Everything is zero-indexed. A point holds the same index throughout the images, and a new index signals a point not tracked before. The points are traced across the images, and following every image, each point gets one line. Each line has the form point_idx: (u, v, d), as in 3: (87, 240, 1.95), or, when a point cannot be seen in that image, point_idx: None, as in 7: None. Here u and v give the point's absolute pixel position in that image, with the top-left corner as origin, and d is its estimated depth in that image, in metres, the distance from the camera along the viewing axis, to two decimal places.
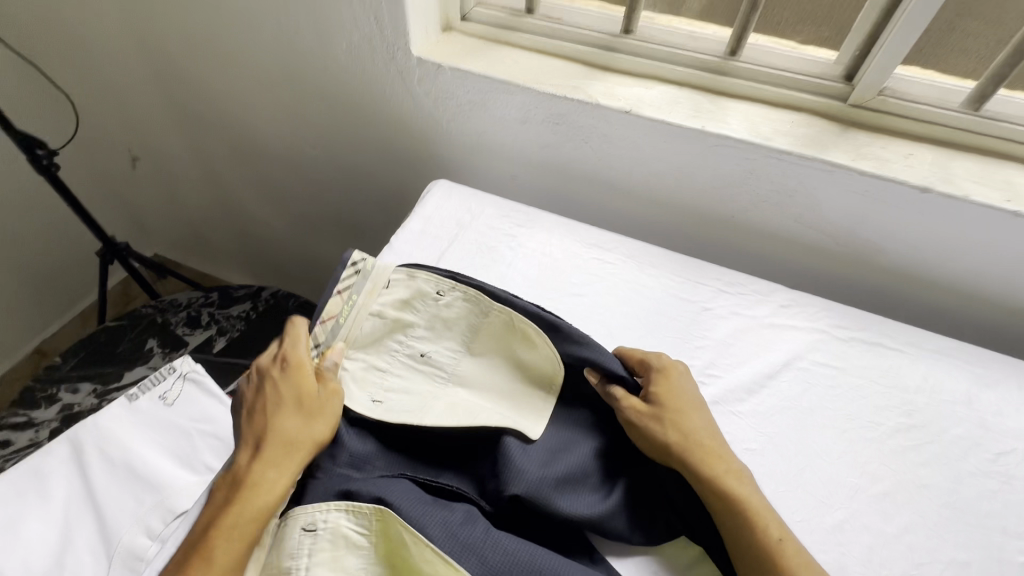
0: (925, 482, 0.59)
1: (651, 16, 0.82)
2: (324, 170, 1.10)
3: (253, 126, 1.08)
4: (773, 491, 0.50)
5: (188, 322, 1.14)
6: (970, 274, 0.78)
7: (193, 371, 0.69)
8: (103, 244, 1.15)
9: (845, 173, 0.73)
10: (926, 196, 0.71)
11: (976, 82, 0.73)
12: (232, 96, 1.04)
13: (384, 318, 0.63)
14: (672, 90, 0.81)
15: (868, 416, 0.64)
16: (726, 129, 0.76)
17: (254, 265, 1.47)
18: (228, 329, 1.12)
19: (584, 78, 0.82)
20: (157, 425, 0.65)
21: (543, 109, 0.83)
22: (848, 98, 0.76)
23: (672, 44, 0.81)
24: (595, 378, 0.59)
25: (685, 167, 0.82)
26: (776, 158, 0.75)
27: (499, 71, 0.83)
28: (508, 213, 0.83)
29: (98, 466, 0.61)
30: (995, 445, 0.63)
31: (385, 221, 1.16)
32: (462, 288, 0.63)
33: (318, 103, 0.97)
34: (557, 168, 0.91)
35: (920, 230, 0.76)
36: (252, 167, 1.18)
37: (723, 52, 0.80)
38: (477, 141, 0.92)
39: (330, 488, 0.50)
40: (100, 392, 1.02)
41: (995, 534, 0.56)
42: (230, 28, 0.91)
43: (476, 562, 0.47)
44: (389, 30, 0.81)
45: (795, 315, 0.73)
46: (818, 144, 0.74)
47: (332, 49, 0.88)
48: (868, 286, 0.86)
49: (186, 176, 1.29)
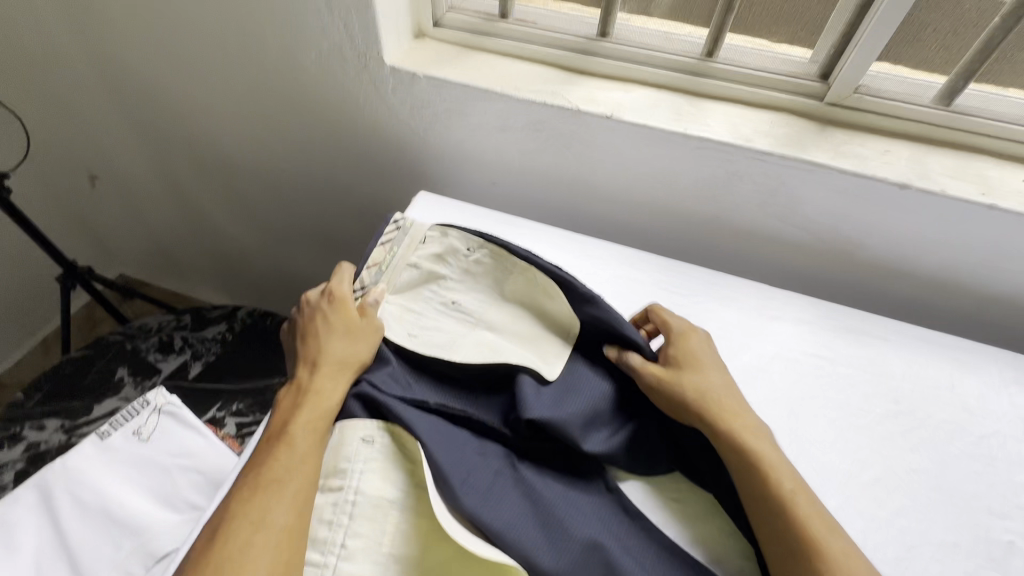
0: (916, 467, 0.53)
1: (626, 19, 0.71)
2: (249, 174, 0.96)
3: (209, 135, 0.92)
4: (704, 385, 0.51)
5: (160, 348, 0.98)
6: (954, 266, 0.68)
7: (167, 404, 0.67)
8: (63, 269, 1.03)
9: (825, 173, 0.63)
10: (902, 192, 0.62)
11: (945, 78, 0.64)
12: (180, 104, 0.89)
13: (419, 268, 0.58)
14: (651, 94, 0.70)
15: (857, 404, 0.58)
16: (707, 132, 0.65)
17: (218, 280, 1.27)
18: (204, 354, 0.97)
19: (563, 84, 0.70)
20: (136, 463, 0.64)
21: (523, 115, 0.70)
22: (825, 97, 0.66)
23: (532, 25, 0.72)
24: (614, 352, 0.54)
25: (670, 170, 0.70)
26: (762, 160, 0.65)
27: (445, 69, 0.71)
28: (487, 220, 0.72)
29: (70, 512, 0.60)
30: (979, 428, 0.57)
31: (313, 223, 1.02)
32: (488, 248, 0.58)
33: (223, 102, 0.85)
34: (541, 176, 0.78)
35: (911, 222, 0.65)
36: (184, 181, 1.04)
37: (700, 54, 0.69)
38: (442, 151, 0.80)
39: (324, 400, 0.48)
40: (68, 427, 0.87)
41: (983, 515, 0.51)
42: (155, 29, 0.78)
43: (490, 502, 0.44)
44: (309, 15, 0.68)
45: (779, 306, 0.66)
46: (798, 143, 0.65)
47: (224, 43, 0.75)
48: (856, 282, 0.74)
49: (144, 203, 1.12)
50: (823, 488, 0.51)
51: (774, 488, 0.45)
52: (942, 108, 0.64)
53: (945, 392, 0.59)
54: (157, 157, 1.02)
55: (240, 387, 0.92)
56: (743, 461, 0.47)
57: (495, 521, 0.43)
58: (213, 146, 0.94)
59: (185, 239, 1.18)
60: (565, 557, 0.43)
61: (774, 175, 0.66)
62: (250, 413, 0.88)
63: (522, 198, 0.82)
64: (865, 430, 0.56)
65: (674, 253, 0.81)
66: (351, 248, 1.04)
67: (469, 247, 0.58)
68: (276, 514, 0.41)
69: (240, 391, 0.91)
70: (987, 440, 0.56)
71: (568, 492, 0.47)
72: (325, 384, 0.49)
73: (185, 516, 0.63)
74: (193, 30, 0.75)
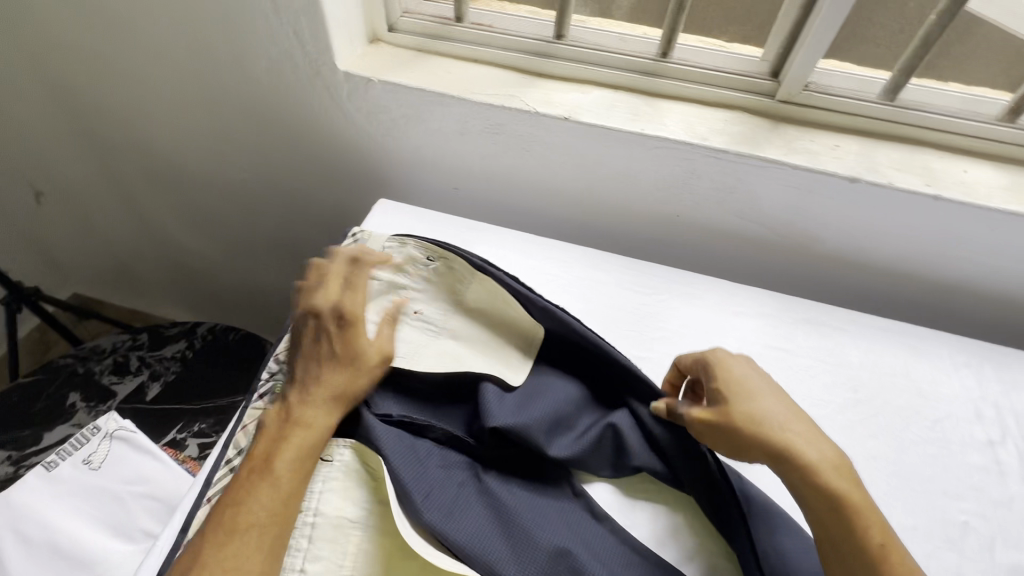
0: (873, 454, 0.55)
1: (581, 19, 0.71)
2: (204, 185, 0.93)
3: (160, 146, 0.88)
4: (771, 422, 0.44)
5: (115, 370, 0.94)
6: (906, 255, 0.70)
7: (120, 429, 0.65)
8: (7, 291, 0.98)
9: (779, 169, 0.64)
10: (853, 186, 0.63)
11: (890, 72, 0.65)
12: (126, 114, 0.85)
13: (377, 281, 0.57)
14: (607, 94, 0.70)
15: (817, 394, 0.59)
16: (664, 131, 0.65)
17: (178, 296, 1.23)
18: (162, 374, 0.93)
19: (520, 86, 0.70)
20: (86, 493, 0.61)
21: (480, 119, 0.69)
22: (776, 95, 0.66)
23: (489, 29, 0.71)
24: (665, 404, 0.48)
25: (631, 169, 0.70)
26: (719, 157, 0.65)
27: (399, 74, 0.70)
28: (449, 225, 0.71)
29: (18, 549, 0.57)
30: (933, 413, 0.58)
31: (274, 234, 0.99)
32: (447, 256, 0.57)
33: (171, 111, 0.82)
34: (502, 179, 0.77)
35: (863, 214, 0.66)
36: (136, 193, 1.00)
37: (654, 55, 0.69)
38: (401, 157, 0.78)
39: (312, 432, 0.45)
40: (14, 459, 0.81)
41: (937, 497, 0.52)
42: (93, 38, 0.74)
43: (451, 519, 0.43)
44: (256, 21, 0.66)
45: (740, 302, 0.66)
46: (753, 140, 0.65)
47: (169, 51, 0.72)
48: (814, 273, 0.76)
49: (93, 218, 1.07)
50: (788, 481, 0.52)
51: (855, 539, 0.40)
52: (887, 104, 0.65)
53: (902, 379, 0.61)
54: (105, 170, 0.97)
55: (201, 406, 0.89)
56: (823, 510, 0.41)
57: (458, 535, 0.42)
58: (164, 157, 0.90)
59: (139, 254, 1.14)
60: (530, 566, 0.42)
61: (732, 173, 0.66)
62: (213, 434, 0.85)
63: (485, 202, 0.81)
64: (825, 420, 0.57)
65: (638, 252, 0.81)
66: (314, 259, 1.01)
67: (431, 257, 0.57)
68: (251, 560, 0.39)
69: (203, 411, 0.88)
70: (941, 424, 0.57)
71: (534, 500, 0.46)
72: (314, 412, 0.45)
73: (139, 546, 0.59)
74: (133, 39, 0.72)
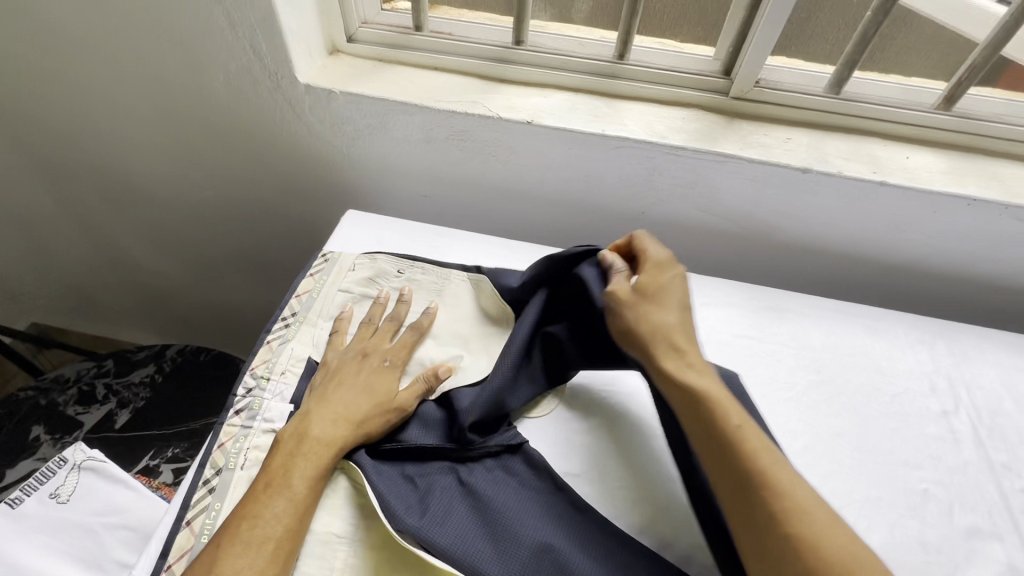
0: (839, 431, 0.56)
1: (539, 26, 0.72)
2: (166, 205, 0.91)
3: (118, 167, 0.86)
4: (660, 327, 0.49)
5: (80, 400, 0.90)
6: (859, 241, 0.73)
7: (88, 459, 0.63)
8: None
9: (735, 163, 0.67)
10: (806, 176, 0.66)
11: (834, 67, 0.69)
12: (79, 136, 0.82)
13: (353, 293, 0.61)
14: (568, 98, 0.72)
15: (783, 376, 0.60)
16: (625, 131, 0.67)
17: (145, 320, 1.20)
18: (130, 400, 0.90)
19: (482, 93, 0.71)
20: (54, 529, 0.59)
21: (445, 127, 0.70)
22: (729, 92, 0.69)
23: (449, 37, 0.72)
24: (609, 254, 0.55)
25: (595, 170, 0.72)
26: (678, 155, 0.67)
27: (361, 85, 0.70)
28: (420, 234, 0.71)
29: None
30: (892, 388, 0.60)
31: (243, 251, 0.97)
32: (420, 266, 0.63)
33: (127, 131, 0.80)
34: (470, 186, 0.78)
35: (817, 203, 0.69)
36: (95, 217, 0.97)
37: (612, 57, 0.71)
38: (368, 169, 0.79)
39: (327, 450, 0.45)
40: None
41: (899, 468, 0.53)
42: (40, 59, 0.72)
43: (436, 525, 0.43)
44: (211, 36, 0.66)
45: (707, 293, 0.68)
46: (709, 136, 0.68)
47: (122, 70, 0.71)
48: (776, 262, 0.79)
49: (50, 244, 1.03)
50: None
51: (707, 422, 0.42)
52: (833, 96, 0.68)
53: (861, 356, 0.63)
54: (60, 194, 0.94)
55: (174, 431, 0.86)
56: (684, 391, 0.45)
57: (443, 538, 0.43)
58: (123, 178, 0.88)
59: (101, 279, 1.10)
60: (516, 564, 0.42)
61: (691, 169, 0.68)
62: (188, 458, 0.83)
63: (456, 209, 0.82)
64: (793, 401, 0.57)
65: None
66: (286, 274, 1.00)
67: (400, 268, 0.63)
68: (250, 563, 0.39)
69: (176, 435, 0.86)
70: (900, 398, 0.59)
71: (519, 497, 0.47)
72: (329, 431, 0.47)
73: None
74: (79, 55, 0.70)
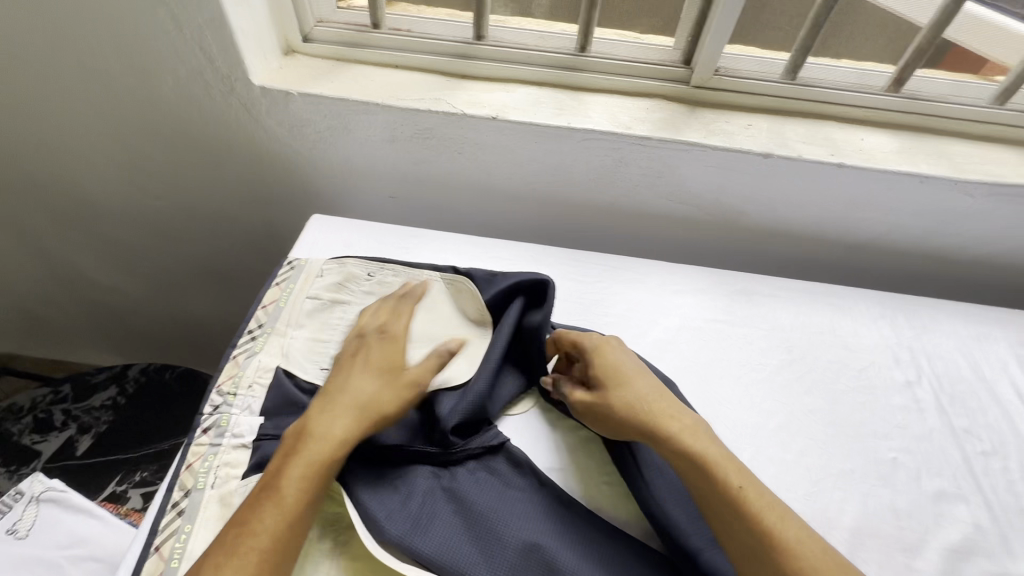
0: (812, 408, 0.54)
1: (494, 16, 0.68)
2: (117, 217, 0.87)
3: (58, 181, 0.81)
4: (637, 407, 0.45)
5: (38, 427, 0.85)
6: (832, 222, 0.69)
7: (47, 490, 0.60)
8: None
9: (701, 151, 0.63)
10: (771, 160, 0.62)
11: (789, 52, 0.65)
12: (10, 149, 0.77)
13: (322, 300, 0.57)
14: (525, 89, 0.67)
15: (754, 357, 0.58)
16: (589, 122, 0.63)
17: (107, 342, 1.14)
18: (94, 424, 0.86)
19: (434, 88, 0.66)
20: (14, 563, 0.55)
21: (400, 124, 0.66)
22: (690, 81, 0.65)
23: (408, 34, 0.67)
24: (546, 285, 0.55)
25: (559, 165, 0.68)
26: (644, 146, 0.63)
27: (305, 83, 0.65)
28: (387, 238, 0.68)
29: None
30: (862, 364, 0.58)
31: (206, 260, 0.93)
32: (392, 268, 0.60)
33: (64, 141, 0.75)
34: (436, 184, 0.74)
35: (789, 191, 0.66)
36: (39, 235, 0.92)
37: (574, 50, 0.66)
38: (325, 168, 0.75)
39: (331, 442, 0.42)
40: None
41: (874, 445, 0.51)
42: None
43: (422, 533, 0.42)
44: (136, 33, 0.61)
45: (681, 282, 0.66)
46: (672, 126, 0.63)
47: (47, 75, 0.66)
48: (751, 253, 0.75)
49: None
50: (735, 441, 0.50)
51: (713, 497, 0.39)
52: (789, 82, 0.64)
53: (828, 335, 0.61)
54: None
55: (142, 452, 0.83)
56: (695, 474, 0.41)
57: (428, 546, 0.41)
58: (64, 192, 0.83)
59: (55, 301, 1.05)
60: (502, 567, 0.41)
61: (655, 158, 0.64)
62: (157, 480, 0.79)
63: (426, 208, 0.78)
64: (766, 382, 0.56)
65: None
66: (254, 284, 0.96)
67: (370, 271, 0.59)
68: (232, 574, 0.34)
69: (142, 458, 0.82)
70: (866, 371, 0.58)
71: (501, 497, 0.45)
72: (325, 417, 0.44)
73: None
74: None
